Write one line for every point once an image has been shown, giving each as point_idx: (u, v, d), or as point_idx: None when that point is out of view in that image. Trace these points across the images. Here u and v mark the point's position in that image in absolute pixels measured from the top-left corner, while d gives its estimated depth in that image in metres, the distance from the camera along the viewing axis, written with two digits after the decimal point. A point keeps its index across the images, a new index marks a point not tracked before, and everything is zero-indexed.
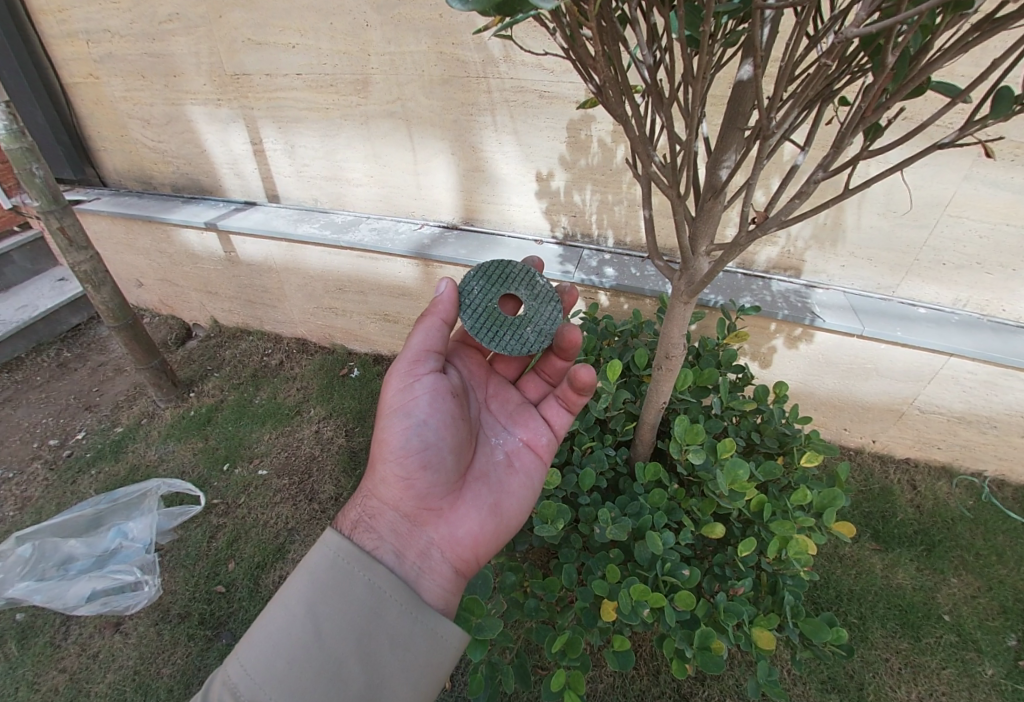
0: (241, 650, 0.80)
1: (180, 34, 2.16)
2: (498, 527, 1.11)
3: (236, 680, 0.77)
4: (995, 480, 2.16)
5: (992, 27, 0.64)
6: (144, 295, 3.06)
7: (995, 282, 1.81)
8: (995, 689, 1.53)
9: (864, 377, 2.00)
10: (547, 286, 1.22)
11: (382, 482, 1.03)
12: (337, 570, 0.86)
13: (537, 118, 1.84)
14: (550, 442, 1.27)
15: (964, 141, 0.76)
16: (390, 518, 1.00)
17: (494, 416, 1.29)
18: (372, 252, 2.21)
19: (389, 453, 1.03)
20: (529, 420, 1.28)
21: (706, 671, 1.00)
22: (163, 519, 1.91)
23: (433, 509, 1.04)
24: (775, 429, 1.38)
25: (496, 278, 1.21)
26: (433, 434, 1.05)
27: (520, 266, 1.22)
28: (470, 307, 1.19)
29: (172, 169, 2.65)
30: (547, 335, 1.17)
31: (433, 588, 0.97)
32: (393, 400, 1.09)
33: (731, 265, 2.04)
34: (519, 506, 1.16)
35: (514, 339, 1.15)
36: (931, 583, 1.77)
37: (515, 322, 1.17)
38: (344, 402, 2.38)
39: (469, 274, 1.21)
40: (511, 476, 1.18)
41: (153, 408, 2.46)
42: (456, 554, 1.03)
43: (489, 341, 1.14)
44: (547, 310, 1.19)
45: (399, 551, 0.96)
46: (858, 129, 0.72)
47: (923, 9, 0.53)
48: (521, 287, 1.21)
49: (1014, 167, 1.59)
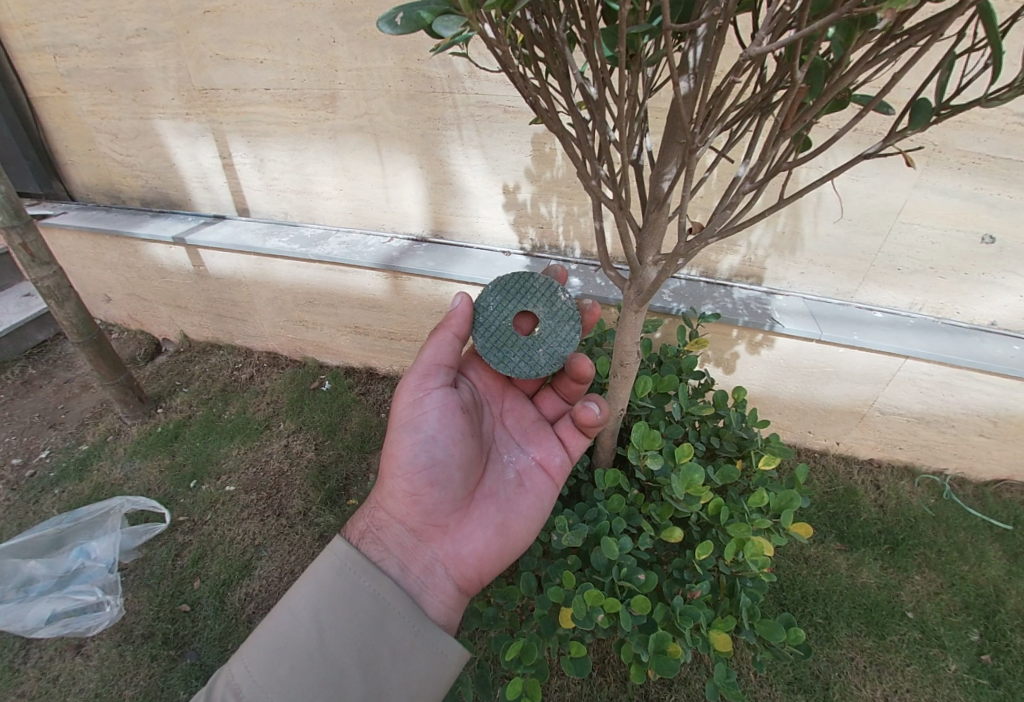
0: (243, 653, 0.82)
1: (148, 49, 2.15)
2: (503, 546, 1.13)
3: (239, 684, 0.78)
4: (956, 478, 2.22)
5: (904, 40, 0.67)
6: (112, 310, 3.00)
7: (949, 286, 1.89)
8: (959, 684, 1.56)
9: (825, 380, 2.05)
10: (566, 303, 1.15)
11: (390, 496, 1.06)
12: (343, 578, 0.89)
13: (502, 132, 1.87)
14: (563, 464, 1.25)
15: (888, 150, 0.80)
16: (397, 532, 1.03)
17: (508, 432, 1.28)
18: (340, 265, 2.21)
19: (398, 468, 1.05)
20: (544, 439, 1.27)
21: (661, 674, 1.02)
22: (127, 537, 1.87)
23: (439, 526, 1.06)
24: (734, 434, 1.41)
25: (514, 293, 1.17)
26: (441, 451, 1.06)
27: (542, 280, 1.16)
28: (483, 324, 1.17)
29: (141, 183, 2.62)
30: (559, 358, 1.13)
31: (436, 604, 1.00)
32: (402, 413, 1.10)
33: (695, 274, 2.09)
34: (526, 527, 1.16)
35: (523, 360, 1.14)
36: (896, 581, 1.81)
37: (528, 343, 1.15)
38: (314, 415, 2.36)
39: (488, 287, 1.18)
40: (521, 496, 1.18)
41: (120, 425, 2.41)
42: (460, 572, 1.06)
43: (496, 362, 1.14)
44: (563, 331, 1.14)
45: (404, 565, 1.00)
46: (780, 140, 0.75)
47: (822, 25, 0.55)
48: (538, 305, 1.16)
49: (960, 175, 1.66)
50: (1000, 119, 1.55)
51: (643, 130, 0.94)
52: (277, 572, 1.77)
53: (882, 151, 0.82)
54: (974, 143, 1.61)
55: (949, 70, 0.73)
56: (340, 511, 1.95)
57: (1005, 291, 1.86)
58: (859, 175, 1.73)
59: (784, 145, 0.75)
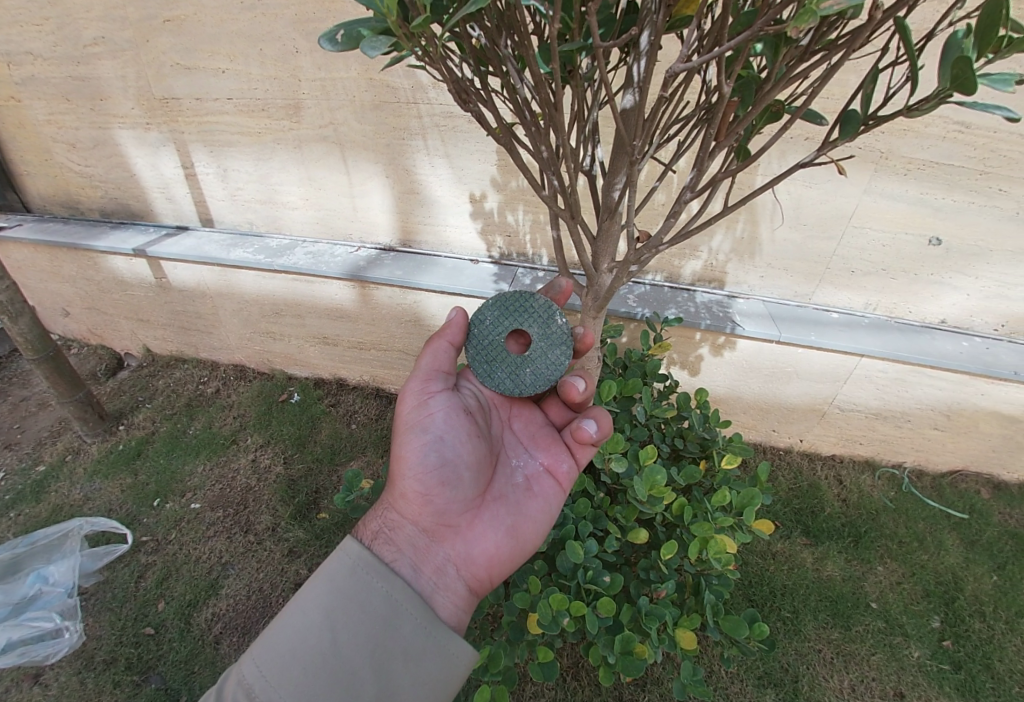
0: (253, 652, 0.79)
1: (107, 58, 2.10)
2: (514, 548, 1.08)
3: (248, 682, 0.75)
4: (913, 470, 2.31)
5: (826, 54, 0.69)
6: (71, 324, 2.90)
7: (900, 286, 1.97)
8: (922, 671, 1.62)
9: (786, 380, 2.12)
10: (562, 328, 1.06)
11: (402, 497, 1.02)
12: (355, 578, 0.85)
13: (467, 142, 1.89)
14: (570, 470, 1.21)
15: (821, 158, 0.83)
16: (409, 532, 0.99)
17: (516, 437, 1.23)
18: (307, 275, 2.19)
19: (408, 469, 1.02)
20: (552, 444, 1.22)
21: (627, 675, 1.04)
22: (87, 560, 1.79)
23: (451, 526, 1.02)
24: (697, 435, 1.45)
25: (512, 310, 1.09)
26: (451, 450, 1.05)
27: (541, 302, 1.06)
28: (476, 337, 1.12)
29: (101, 194, 2.55)
30: (545, 381, 1.06)
31: (448, 605, 0.95)
32: (409, 415, 1.07)
33: (659, 279, 2.14)
34: (536, 529, 1.12)
35: (509, 378, 1.08)
36: (859, 573, 1.87)
37: (516, 361, 1.09)
38: (282, 428, 2.32)
39: (487, 301, 1.11)
40: (530, 499, 1.14)
41: (79, 443, 2.32)
42: (472, 573, 1.01)
43: (482, 377, 1.09)
44: (554, 355, 1.06)
45: (417, 565, 0.95)
46: (715, 153, 0.78)
47: (741, 41, 0.57)
48: (533, 325, 1.07)
49: (906, 181, 1.75)
50: (941, 127, 1.64)
51: (595, 142, 0.96)
52: (245, 590, 1.73)
53: (817, 160, 0.85)
54: (918, 151, 1.69)
55: (873, 84, 0.75)
56: (310, 526, 1.92)
57: (952, 290, 1.95)
58: (812, 182, 1.80)
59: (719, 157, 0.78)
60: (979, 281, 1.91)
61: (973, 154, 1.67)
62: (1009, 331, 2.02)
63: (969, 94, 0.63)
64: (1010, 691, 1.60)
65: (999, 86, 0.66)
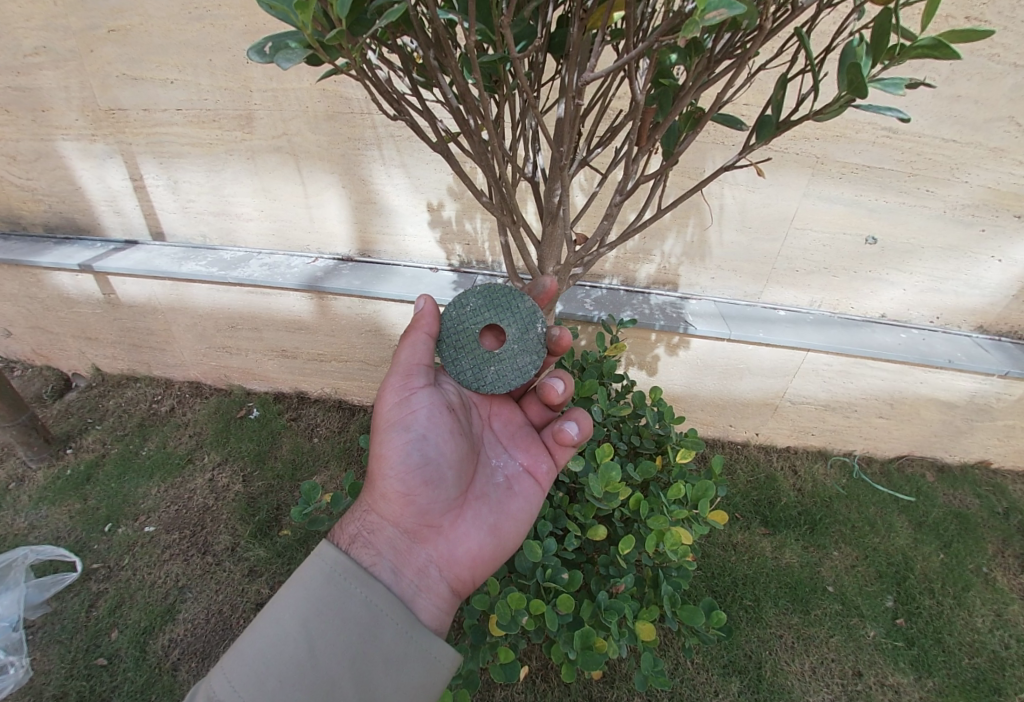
0: (226, 665, 0.78)
1: (48, 68, 2.00)
2: (495, 548, 1.09)
3: (218, 695, 0.74)
4: (863, 457, 2.44)
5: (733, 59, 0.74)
6: (12, 345, 2.74)
7: (840, 284, 2.09)
8: (878, 649, 1.70)
9: (739, 376, 2.21)
10: (538, 337, 1.07)
11: (382, 498, 1.00)
12: (332, 585, 0.84)
13: (422, 151, 1.91)
14: (549, 470, 1.23)
15: (742, 161, 0.87)
16: (389, 534, 0.98)
17: (496, 436, 1.24)
18: (262, 287, 2.16)
19: (388, 469, 1.01)
20: (532, 445, 1.24)
21: (587, 669, 1.05)
22: (32, 592, 1.69)
23: (433, 526, 1.02)
24: (652, 432, 1.50)
25: (497, 305, 1.09)
26: (434, 449, 1.04)
27: (528, 305, 1.07)
28: (452, 318, 1.11)
29: (44, 208, 2.42)
30: (505, 384, 1.07)
31: (430, 608, 0.95)
32: (390, 414, 1.06)
33: (615, 282, 2.19)
34: (517, 528, 1.14)
35: (470, 371, 1.08)
36: (816, 558, 1.95)
37: (483, 355, 1.09)
38: (241, 445, 2.26)
39: (474, 288, 1.11)
40: (511, 499, 1.15)
41: (23, 469, 2.19)
42: (454, 573, 1.02)
43: (445, 360, 1.10)
44: (521, 361, 1.07)
45: (397, 567, 0.94)
46: (639, 157, 0.82)
47: (633, 56, 0.62)
48: (511, 325, 1.07)
49: (842, 184, 1.85)
50: (871, 133, 1.75)
51: (538, 151, 1.00)
52: (203, 614, 1.67)
53: (742, 163, 0.89)
54: (851, 155, 1.79)
55: (782, 90, 0.79)
56: (271, 543, 1.87)
57: (889, 285, 2.08)
58: (756, 186, 1.88)
59: (643, 161, 0.82)
60: (914, 276, 2.04)
61: (902, 158, 1.78)
62: (943, 322, 2.16)
63: (863, 97, 0.66)
64: (960, 663, 1.69)
65: (891, 89, 0.70)
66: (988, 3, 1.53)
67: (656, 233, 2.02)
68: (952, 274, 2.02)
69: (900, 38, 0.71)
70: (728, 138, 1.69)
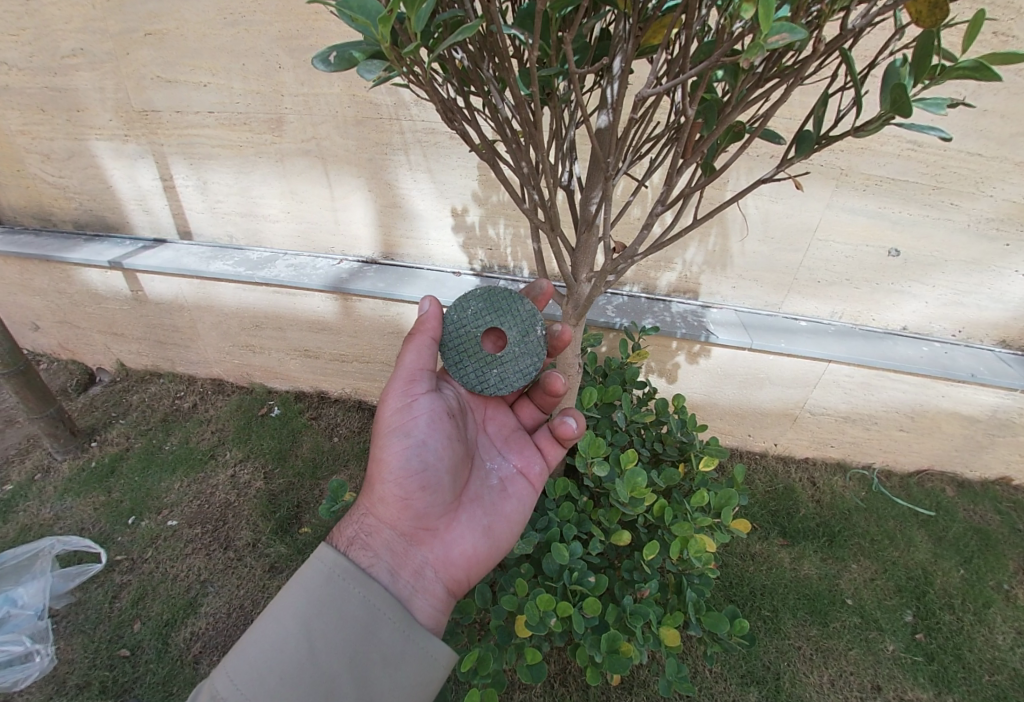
0: (228, 664, 0.79)
1: (86, 70, 2.06)
2: (490, 549, 1.11)
3: (221, 694, 0.75)
4: (883, 470, 2.41)
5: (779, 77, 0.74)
6: (41, 339, 2.80)
7: (863, 296, 2.08)
8: (898, 663, 1.67)
9: (759, 385, 2.20)
10: (539, 339, 1.09)
11: (380, 501, 1.01)
12: (332, 585, 0.86)
13: (448, 157, 1.94)
14: (541, 473, 1.25)
15: (780, 175, 0.87)
16: (387, 537, 0.99)
17: (490, 439, 1.26)
18: (288, 287, 2.19)
19: (388, 472, 1.02)
20: (525, 447, 1.26)
21: (613, 672, 1.06)
22: (58, 582, 1.72)
23: (429, 529, 1.03)
24: (676, 438, 1.50)
25: (497, 307, 1.11)
26: (432, 454, 1.04)
27: (527, 307, 1.08)
28: (454, 321, 1.13)
29: (75, 206, 2.48)
30: (507, 386, 1.09)
31: (426, 608, 0.96)
32: (390, 419, 1.07)
33: (636, 290, 2.20)
34: (511, 530, 1.15)
35: (474, 374, 1.11)
36: (835, 570, 1.93)
37: (486, 359, 1.11)
38: (262, 443, 2.28)
39: (475, 291, 1.13)
40: (505, 501, 1.17)
41: (49, 461, 2.23)
42: (451, 575, 1.03)
43: (451, 364, 1.12)
44: (522, 363, 1.08)
45: (394, 569, 0.95)
46: (683, 170, 0.82)
47: (687, 77, 0.63)
48: (512, 328, 1.09)
49: (865, 196, 1.85)
50: (896, 146, 1.75)
51: (575, 158, 1.01)
52: (224, 608, 1.69)
53: (778, 177, 0.89)
54: (875, 168, 1.79)
55: (824, 107, 0.79)
56: (292, 541, 1.89)
57: (912, 298, 2.06)
58: (780, 197, 1.88)
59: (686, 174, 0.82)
60: (936, 290, 2.03)
61: (927, 171, 1.78)
62: (965, 336, 2.14)
63: (906, 115, 0.65)
64: (981, 680, 1.66)
65: (933, 109, 0.67)
66: (1016, 19, 1.54)
67: (678, 242, 2.03)
68: (976, 288, 2.01)
69: (942, 59, 0.70)
70: (753, 149, 1.70)
